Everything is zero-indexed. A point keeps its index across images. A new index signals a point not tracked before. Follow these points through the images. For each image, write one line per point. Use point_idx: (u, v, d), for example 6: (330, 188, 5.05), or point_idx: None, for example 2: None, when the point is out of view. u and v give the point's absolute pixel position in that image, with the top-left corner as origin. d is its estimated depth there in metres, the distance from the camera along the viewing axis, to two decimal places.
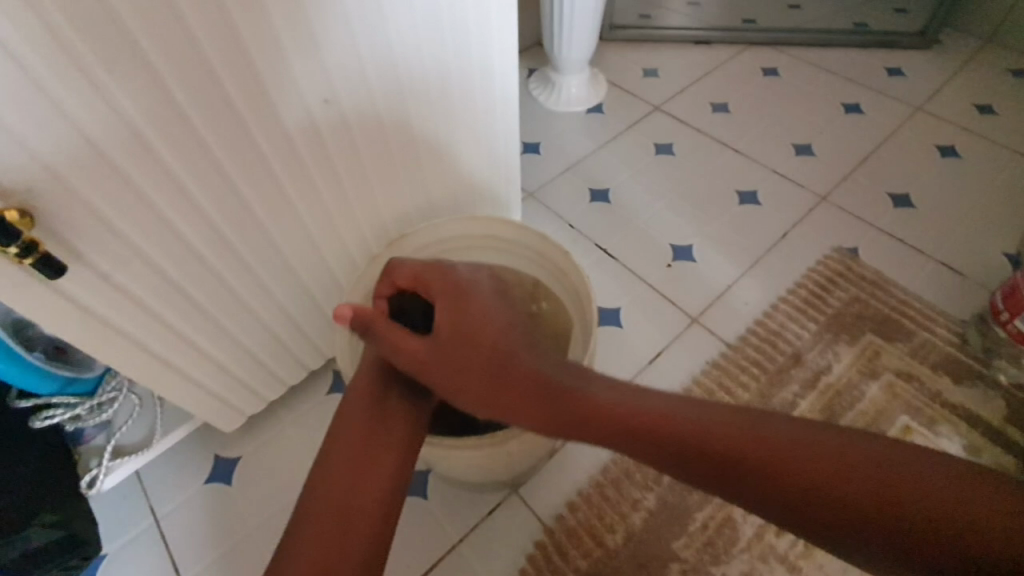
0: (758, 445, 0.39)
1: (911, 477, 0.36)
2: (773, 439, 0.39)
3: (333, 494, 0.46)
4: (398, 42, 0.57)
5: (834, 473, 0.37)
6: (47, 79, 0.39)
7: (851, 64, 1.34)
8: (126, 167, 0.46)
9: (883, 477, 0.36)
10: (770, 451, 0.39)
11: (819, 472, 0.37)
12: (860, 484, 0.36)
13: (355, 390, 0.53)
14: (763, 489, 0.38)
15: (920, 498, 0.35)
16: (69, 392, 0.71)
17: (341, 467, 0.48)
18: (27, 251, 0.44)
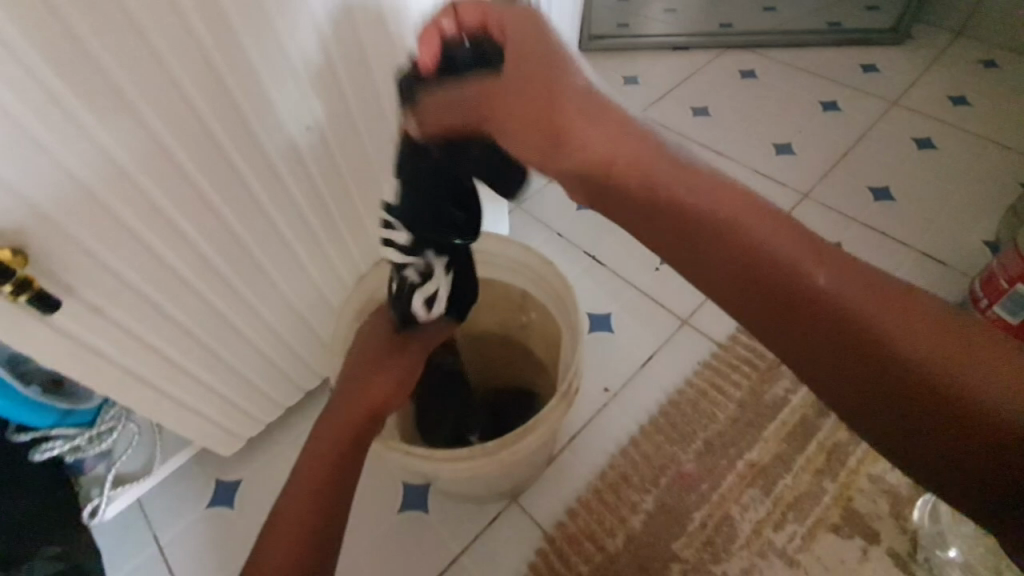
0: (838, 309, 0.31)
1: (987, 347, 0.30)
2: (871, 292, 0.31)
3: (317, 489, 0.47)
4: (377, 67, 0.59)
5: (918, 358, 0.30)
6: (32, 124, 0.40)
7: (826, 63, 1.37)
8: (113, 203, 0.47)
9: (964, 351, 0.30)
10: (880, 318, 0.31)
11: (920, 350, 0.30)
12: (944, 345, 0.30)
13: (359, 381, 0.52)
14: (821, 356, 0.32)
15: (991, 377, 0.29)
16: (68, 423, 0.71)
17: (329, 457, 0.49)
18: (22, 289, 0.45)
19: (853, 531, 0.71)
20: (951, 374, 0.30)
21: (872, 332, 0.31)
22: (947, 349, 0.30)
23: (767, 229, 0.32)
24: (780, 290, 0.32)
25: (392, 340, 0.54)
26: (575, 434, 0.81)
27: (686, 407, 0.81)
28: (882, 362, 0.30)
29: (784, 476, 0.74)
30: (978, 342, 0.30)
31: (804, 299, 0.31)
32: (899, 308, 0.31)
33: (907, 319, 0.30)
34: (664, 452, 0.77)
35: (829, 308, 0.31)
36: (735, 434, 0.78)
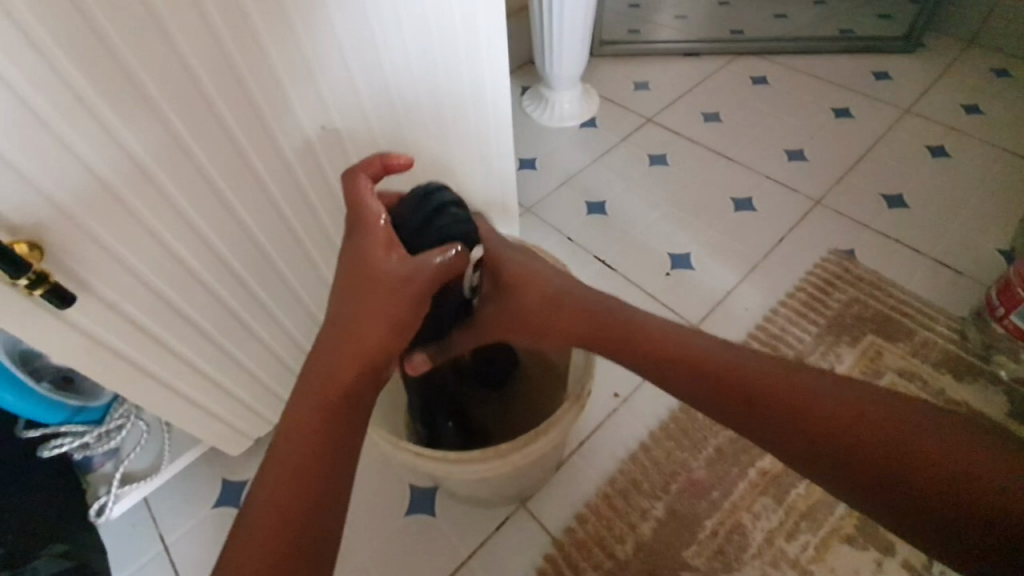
0: (782, 415, 0.42)
1: (926, 440, 0.38)
2: (802, 396, 0.42)
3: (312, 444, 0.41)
4: (390, 68, 0.59)
5: (850, 440, 0.40)
6: (52, 119, 0.40)
7: (838, 70, 1.36)
8: (130, 199, 0.47)
9: (899, 441, 0.38)
10: (815, 414, 0.41)
11: (853, 436, 0.40)
12: (880, 437, 0.39)
13: (340, 328, 0.44)
14: (785, 440, 0.42)
15: (928, 464, 0.37)
16: (77, 421, 0.72)
17: (318, 414, 0.42)
18: (37, 283, 0.44)
19: (867, 541, 0.69)
20: (891, 458, 0.38)
21: (817, 422, 0.41)
22: (885, 439, 0.39)
23: (721, 349, 0.47)
24: (739, 390, 0.44)
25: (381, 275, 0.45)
26: (584, 439, 0.80)
27: (698, 413, 0.80)
28: (829, 447, 0.40)
29: (797, 484, 0.73)
30: (920, 437, 0.38)
31: (760, 399, 0.43)
32: (830, 408, 0.41)
33: (833, 411, 0.41)
34: (675, 459, 0.76)
35: (777, 412, 0.42)
36: (747, 441, 0.77)
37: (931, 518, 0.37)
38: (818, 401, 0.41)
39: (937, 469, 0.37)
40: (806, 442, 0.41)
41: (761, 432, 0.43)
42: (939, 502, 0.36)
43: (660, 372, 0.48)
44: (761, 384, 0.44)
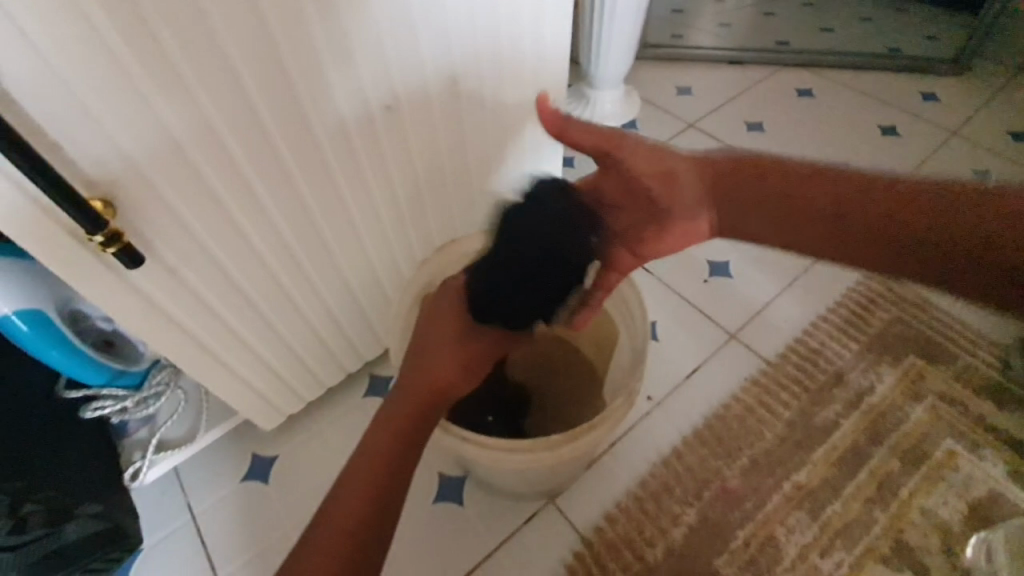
0: (855, 201, 0.49)
1: (947, 216, 0.46)
2: (864, 195, 0.49)
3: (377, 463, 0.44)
4: (458, 45, 0.58)
5: (926, 218, 0.47)
6: (137, 76, 0.40)
7: (885, 87, 1.34)
8: (200, 162, 0.47)
9: (943, 214, 0.46)
10: (879, 200, 0.48)
11: (924, 215, 0.47)
12: (955, 237, 0.46)
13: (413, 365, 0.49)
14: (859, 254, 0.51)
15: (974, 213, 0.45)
16: (118, 384, 0.72)
17: (395, 431, 0.46)
18: (112, 241, 0.44)
19: (901, 563, 0.68)
20: (938, 220, 0.46)
21: (874, 228, 0.49)
22: (930, 205, 0.47)
23: (823, 193, 0.50)
24: (807, 207, 0.51)
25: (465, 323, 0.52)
26: (616, 440, 0.79)
27: (732, 422, 0.79)
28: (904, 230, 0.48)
29: (832, 501, 0.72)
30: (944, 208, 0.46)
31: (842, 224, 0.50)
32: (892, 199, 0.48)
33: (905, 223, 0.47)
34: (708, 466, 0.76)
35: (852, 227, 0.50)
36: (782, 454, 0.76)
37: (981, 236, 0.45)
38: (880, 221, 0.48)
39: (987, 214, 0.45)
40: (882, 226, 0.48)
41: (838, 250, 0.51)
42: (992, 235, 0.45)
43: (759, 202, 0.53)
44: (833, 204, 0.50)
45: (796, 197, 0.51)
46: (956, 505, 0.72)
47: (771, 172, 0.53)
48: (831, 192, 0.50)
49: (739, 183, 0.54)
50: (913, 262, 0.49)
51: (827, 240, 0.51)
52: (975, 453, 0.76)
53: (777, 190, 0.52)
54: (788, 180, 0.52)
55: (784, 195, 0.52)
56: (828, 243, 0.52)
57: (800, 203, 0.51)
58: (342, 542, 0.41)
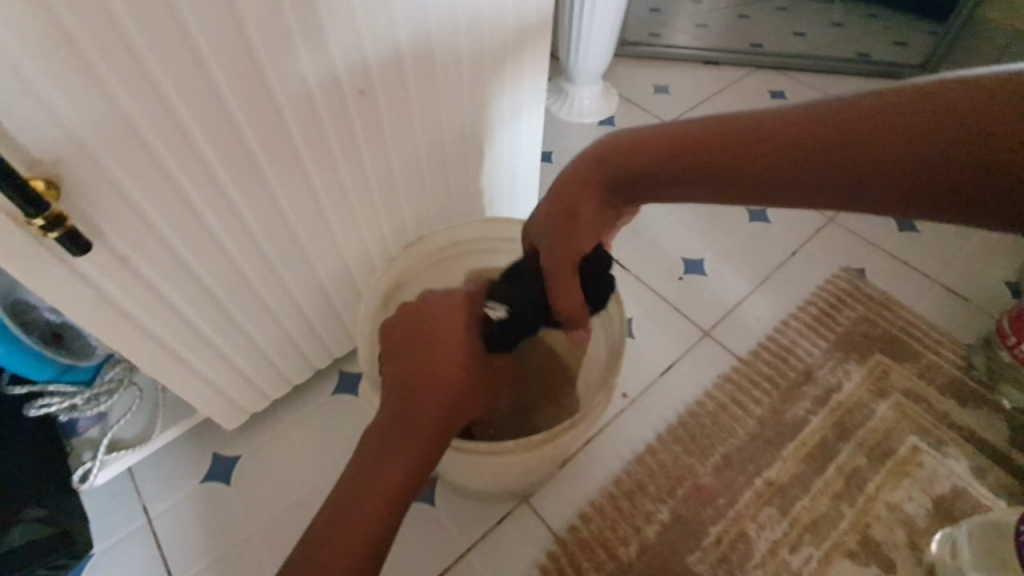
0: (914, 137, 0.34)
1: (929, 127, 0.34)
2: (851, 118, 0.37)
3: (399, 457, 0.42)
4: (437, 28, 0.56)
5: (916, 148, 0.34)
6: (88, 47, 0.37)
7: (854, 91, 1.37)
8: (154, 139, 0.43)
9: (916, 136, 0.34)
10: (892, 142, 0.35)
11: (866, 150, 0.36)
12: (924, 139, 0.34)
13: (433, 366, 0.46)
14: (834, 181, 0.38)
15: (938, 140, 0.33)
16: (65, 381, 0.68)
17: (394, 481, 0.41)
18: (52, 225, 0.41)
19: (869, 558, 0.69)
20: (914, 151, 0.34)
21: (857, 139, 0.36)
22: (894, 138, 0.35)
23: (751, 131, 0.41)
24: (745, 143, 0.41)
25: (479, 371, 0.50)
26: (590, 438, 0.79)
27: (705, 419, 0.79)
28: (975, 147, 0.32)
29: (801, 497, 0.73)
30: (906, 126, 0.34)
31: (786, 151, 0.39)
32: (921, 105, 0.34)
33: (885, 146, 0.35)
34: (681, 463, 0.76)
35: (859, 150, 0.36)
36: (753, 451, 0.77)
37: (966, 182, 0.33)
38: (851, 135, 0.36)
39: (963, 136, 0.32)
40: (867, 141, 0.36)
41: (894, 189, 0.36)
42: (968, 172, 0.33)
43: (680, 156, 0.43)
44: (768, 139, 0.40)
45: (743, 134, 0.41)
46: (921, 500, 0.74)
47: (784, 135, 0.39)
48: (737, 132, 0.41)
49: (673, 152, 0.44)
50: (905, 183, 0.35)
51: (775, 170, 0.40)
52: (938, 449, 0.78)
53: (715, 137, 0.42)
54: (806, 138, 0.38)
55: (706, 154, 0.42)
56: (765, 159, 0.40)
57: (836, 157, 0.37)
58: (361, 533, 0.40)
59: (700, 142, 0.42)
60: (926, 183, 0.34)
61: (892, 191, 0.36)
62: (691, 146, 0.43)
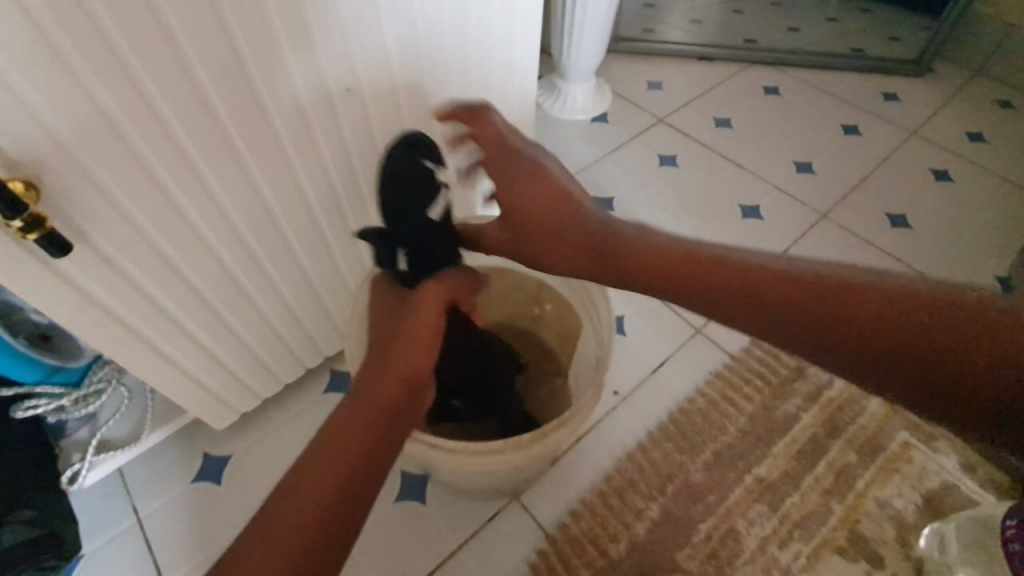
0: (862, 306, 0.38)
1: (911, 311, 0.37)
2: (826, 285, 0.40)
3: (361, 418, 0.37)
4: (423, 26, 0.55)
5: (893, 328, 0.37)
6: (64, 46, 0.36)
7: (848, 87, 1.37)
8: (136, 139, 0.43)
9: (887, 319, 0.37)
10: (867, 314, 0.38)
11: (833, 320, 0.39)
12: (901, 329, 0.37)
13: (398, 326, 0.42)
14: (797, 336, 0.40)
15: (918, 331, 0.36)
16: (54, 381, 0.68)
17: (344, 459, 0.35)
18: (33, 227, 0.40)
19: (858, 554, 0.70)
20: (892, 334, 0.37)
21: (830, 304, 0.39)
22: (869, 319, 0.38)
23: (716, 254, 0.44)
24: (712, 274, 0.43)
25: (411, 330, 0.42)
26: (581, 435, 0.79)
27: (697, 416, 0.79)
28: (909, 335, 0.36)
29: (791, 494, 0.73)
30: (877, 311, 0.38)
31: (758, 282, 0.42)
32: (908, 305, 0.37)
33: (866, 316, 0.38)
34: (672, 460, 0.76)
35: (825, 318, 0.39)
36: (744, 447, 0.77)
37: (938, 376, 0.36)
38: (831, 299, 0.39)
39: (941, 341, 0.35)
40: (841, 318, 0.38)
41: (857, 360, 0.38)
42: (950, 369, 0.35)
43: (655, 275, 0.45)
44: (746, 272, 0.42)
45: (710, 267, 0.43)
46: (910, 496, 0.74)
47: (746, 264, 0.43)
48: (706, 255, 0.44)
49: (642, 250, 0.45)
50: (868, 360, 0.38)
51: (745, 302, 0.42)
52: (928, 445, 0.78)
53: (682, 254, 0.45)
54: (766, 273, 0.42)
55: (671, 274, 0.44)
56: (738, 298, 0.42)
57: (794, 301, 0.40)
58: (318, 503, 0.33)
59: (675, 263, 0.44)
60: (889, 368, 0.37)
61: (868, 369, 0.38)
62: (665, 263, 0.45)
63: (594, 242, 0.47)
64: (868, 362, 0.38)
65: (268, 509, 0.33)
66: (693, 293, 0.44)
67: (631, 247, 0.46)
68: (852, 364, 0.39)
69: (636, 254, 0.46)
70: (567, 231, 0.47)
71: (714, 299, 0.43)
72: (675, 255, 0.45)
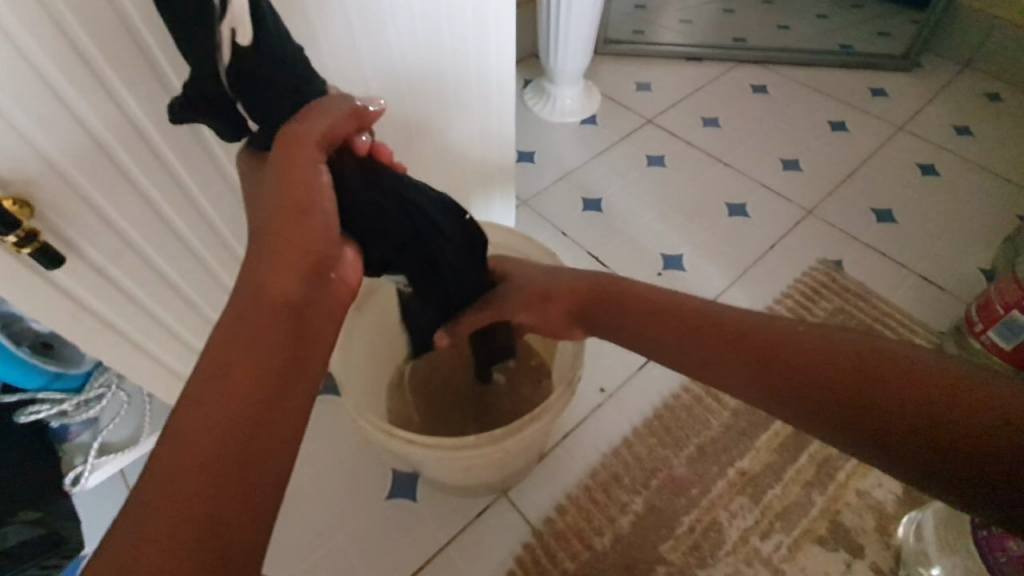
0: (830, 364, 0.37)
1: (884, 366, 0.35)
2: (806, 340, 0.39)
3: (245, 342, 0.32)
4: (398, 41, 0.57)
5: (869, 387, 0.35)
6: (50, 72, 0.39)
7: (835, 83, 1.38)
8: (122, 156, 0.46)
9: (862, 374, 0.36)
10: (841, 367, 0.37)
11: (808, 374, 0.38)
12: (875, 385, 0.35)
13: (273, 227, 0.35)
14: (774, 388, 0.39)
15: (896, 389, 0.34)
16: (55, 388, 0.70)
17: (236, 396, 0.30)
18: (26, 241, 0.43)
19: (838, 543, 0.71)
20: (869, 391, 0.35)
21: (806, 360, 0.38)
22: (843, 372, 0.36)
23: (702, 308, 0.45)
24: (696, 326, 0.44)
25: (292, 212, 0.36)
26: (567, 432, 0.80)
27: (680, 411, 0.81)
28: (883, 394, 0.35)
29: (773, 486, 0.75)
30: (853, 365, 0.36)
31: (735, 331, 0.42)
32: (885, 362, 0.36)
33: (841, 371, 0.36)
34: (656, 455, 0.77)
35: (800, 371, 0.38)
36: (727, 441, 0.78)
37: (915, 441, 0.33)
38: (806, 351, 0.38)
39: (917, 401, 0.33)
40: (815, 372, 0.37)
41: (833, 417, 0.36)
42: (929, 433, 0.33)
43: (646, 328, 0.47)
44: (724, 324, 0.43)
45: (695, 318, 0.45)
46: (891, 487, 0.75)
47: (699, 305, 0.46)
48: (692, 308, 0.45)
49: (633, 307, 0.48)
50: (845, 418, 0.36)
51: (721, 352, 0.42)
52: None
53: (670, 307, 0.46)
54: (746, 326, 0.42)
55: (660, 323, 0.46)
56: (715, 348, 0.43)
57: (764, 354, 0.40)
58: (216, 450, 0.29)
59: (661, 316, 0.46)
60: (866, 429, 0.35)
61: (845, 429, 0.36)
62: (654, 317, 0.47)
63: (598, 286, 0.51)
64: (845, 421, 0.36)
65: (164, 447, 0.29)
66: (676, 343, 0.45)
67: (625, 308, 0.49)
68: (827, 424, 0.37)
69: (628, 314, 0.48)
70: (578, 305, 0.51)
71: (693, 352, 0.44)
72: (663, 309, 0.47)
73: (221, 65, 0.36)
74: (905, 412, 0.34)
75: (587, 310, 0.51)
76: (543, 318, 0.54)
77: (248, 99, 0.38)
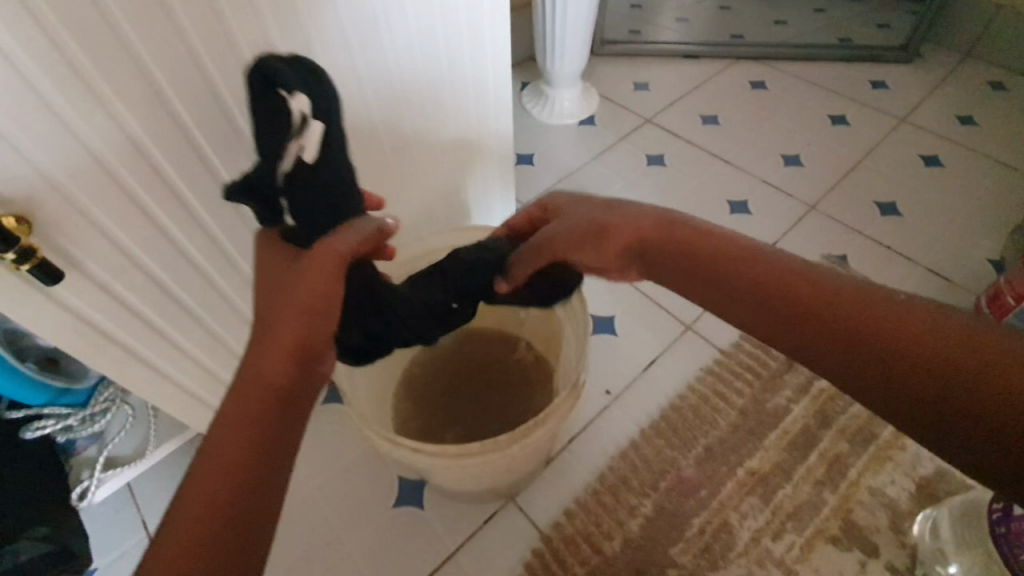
0: (899, 329, 0.35)
1: (959, 333, 0.33)
2: (878, 305, 0.36)
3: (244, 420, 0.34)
4: (393, 49, 0.57)
5: (942, 357, 0.33)
6: (49, 94, 0.39)
7: (834, 77, 1.37)
8: (122, 173, 0.46)
9: (933, 343, 0.34)
10: (909, 334, 0.34)
11: (878, 344, 0.35)
12: (946, 358, 0.33)
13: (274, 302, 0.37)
14: (841, 358, 0.37)
15: (969, 356, 0.32)
16: (62, 403, 0.70)
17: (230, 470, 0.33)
18: (24, 258, 0.43)
19: (852, 542, 0.70)
20: (941, 361, 0.33)
21: (879, 326, 0.35)
22: (915, 340, 0.34)
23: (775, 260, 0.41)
24: (763, 287, 0.40)
25: (295, 286, 0.37)
26: (574, 435, 0.80)
27: (687, 412, 0.80)
28: (953, 365, 0.33)
29: (783, 485, 0.74)
30: (925, 331, 0.34)
31: (806, 291, 0.39)
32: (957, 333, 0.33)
33: (913, 339, 0.34)
34: (664, 457, 0.77)
35: (868, 341, 0.35)
36: (735, 441, 0.77)
37: (985, 417, 0.31)
38: (882, 315, 0.36)
39: (996, 376, 0.31)
40: (886, 338, 0.35)
41: (900, 390, 0.34)
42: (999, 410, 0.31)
43: (715, 279, 0.43)
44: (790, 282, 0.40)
45: (768, 273, 0.40)
46: (904, 484, 0.74)
47: (781, 255, 0.42)
48: (761, 260, 0.41)
49: (700, 253, 0.43)
50: (913, 392, 0.34)
51: (784, 318, 0.39)
52: None
53: (744, 255, 0.42)
54: (817, 284, 0.39)
55: (727, 275, 0.42)
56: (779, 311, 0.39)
57: (836, 318, 0.37)
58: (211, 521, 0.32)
59: (729, 265, 0.42)
60: (933, 405, 0.33)
61: (910, 406, 0.34)
62: (722, 267, 0.42)
63: (664, 223, 0.45)
64: (912, 399, 0.34)
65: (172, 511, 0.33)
66: (742, 300, 0.41)
67: (688, 256, 0.44)
68: (892, 400, 0.34)
69: (691, 266, 0.44)
70: (641, 248, 0.46)
71: (753, 315, 0.41)
72: (738, 255, 0.42)
73: (284, 167, 0.40)
74: (976, 384, 0.32)
75: (649, 249, 0.45)
76: (596, 254, 0.47)
77: (297, 194, 0.41)
